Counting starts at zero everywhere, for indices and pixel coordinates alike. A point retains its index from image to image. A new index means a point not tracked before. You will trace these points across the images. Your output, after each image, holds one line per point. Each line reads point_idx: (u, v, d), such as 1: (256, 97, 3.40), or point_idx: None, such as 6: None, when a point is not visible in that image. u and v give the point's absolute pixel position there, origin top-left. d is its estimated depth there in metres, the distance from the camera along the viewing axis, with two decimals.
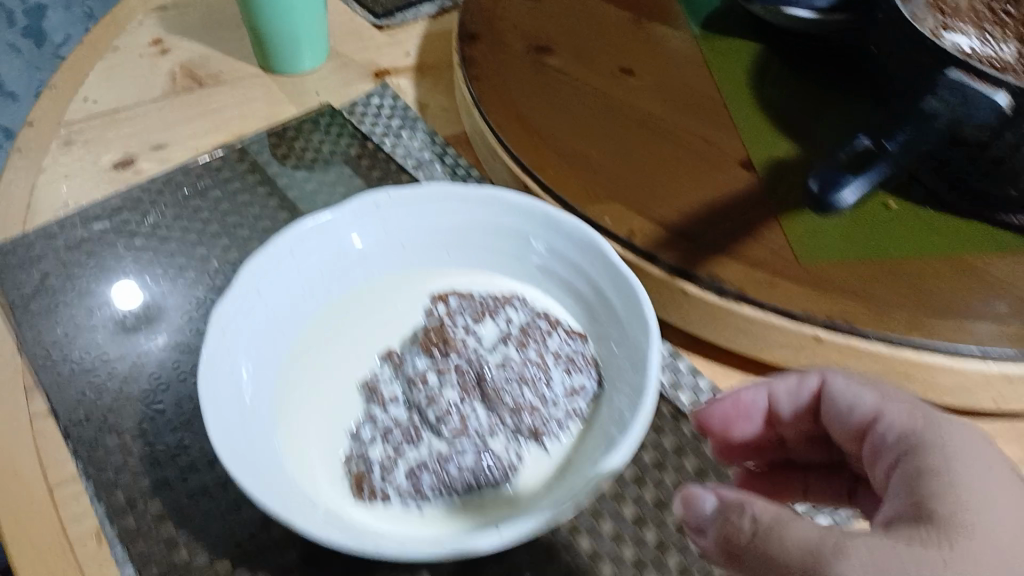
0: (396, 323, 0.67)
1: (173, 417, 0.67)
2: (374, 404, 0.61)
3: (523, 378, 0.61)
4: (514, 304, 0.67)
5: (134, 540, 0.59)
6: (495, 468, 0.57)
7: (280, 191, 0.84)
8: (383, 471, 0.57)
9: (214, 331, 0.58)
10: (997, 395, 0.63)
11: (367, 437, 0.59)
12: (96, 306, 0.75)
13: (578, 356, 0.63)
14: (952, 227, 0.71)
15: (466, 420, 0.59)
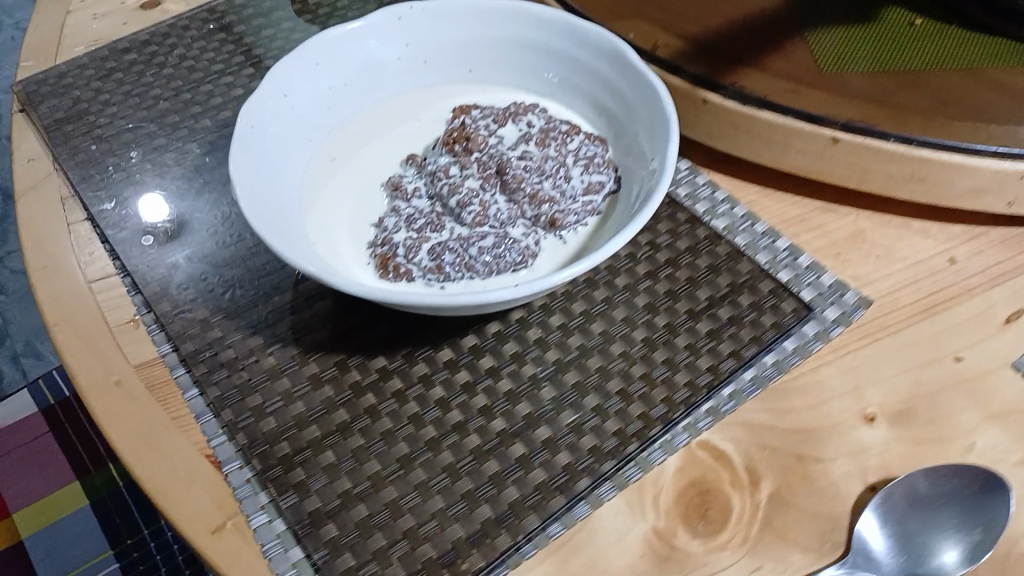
0: (414, 131, 0.67)
1: (204, 218, 0.68)
2: (396, 200, 0.61)
3: (544, 174, 0.59)
4: (535, 111, 0.65)
5: (171, 323, 0.60)
6: (512, 249, 0.57)
7: (304, 25, 0.85)
8: (406, 252, 0.57)
9: (243, 126, 0.59)
10: (1014, 197, 0.64)
11: (389, 225, 0.59)
12: (126, 121, 0.76)
13: (596, 158, 0.62)
14: (977, 41, 0.71)
15: (485, 205, 0.58)
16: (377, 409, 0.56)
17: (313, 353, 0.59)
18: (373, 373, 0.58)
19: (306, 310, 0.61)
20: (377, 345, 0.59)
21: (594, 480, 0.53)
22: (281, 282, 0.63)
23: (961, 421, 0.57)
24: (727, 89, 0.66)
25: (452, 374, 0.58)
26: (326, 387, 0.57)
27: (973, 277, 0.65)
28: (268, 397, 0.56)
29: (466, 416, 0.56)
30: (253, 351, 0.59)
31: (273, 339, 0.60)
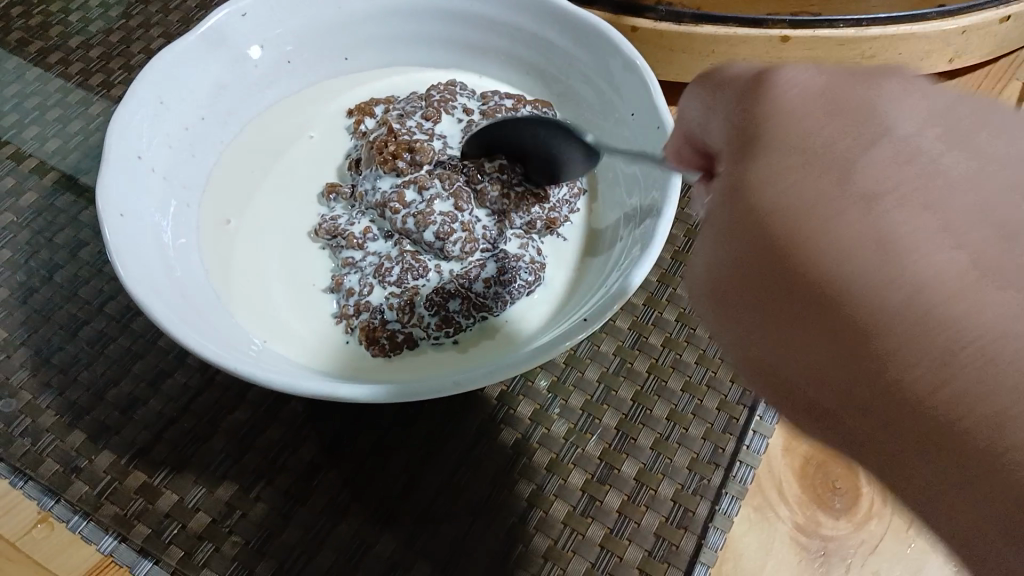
0: (313, 155, 0.54)
1: (68, 344, 0.49)
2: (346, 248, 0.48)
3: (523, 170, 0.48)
4: (457, 89, 0.54)
5: (100, 505, 0.44)
6: (524, 266, 0.46)
7: (70, 44, 0.63)
8: (398, 315, 0.45)
9: (110, 216, 0.42)
10: (956, 52, 0.60)
11: (356, 284, 0.47)
12: None
13: (557, 128, 0.52)
14: None
15: (460, 225, 0.46)
16: (429, 514, 0.43)
17: (311, 478, 0.44)
18: (400, 474, 0.45)
19: (273, 424, 0.46)
20: (388, 431, 0.46)
21: (713, 500, 0.44)
22: (220, 396, 0.47)
23: None
24: (656, 9, 0.58)
25: (495, 438, 0.46)
26: (353, 510, 0.43)
27: None
28: (281, 555, 0.42)
29: (536, 481, 0.45)
30: (232, 504, 0.44)
31: (250, 478, 0.44)
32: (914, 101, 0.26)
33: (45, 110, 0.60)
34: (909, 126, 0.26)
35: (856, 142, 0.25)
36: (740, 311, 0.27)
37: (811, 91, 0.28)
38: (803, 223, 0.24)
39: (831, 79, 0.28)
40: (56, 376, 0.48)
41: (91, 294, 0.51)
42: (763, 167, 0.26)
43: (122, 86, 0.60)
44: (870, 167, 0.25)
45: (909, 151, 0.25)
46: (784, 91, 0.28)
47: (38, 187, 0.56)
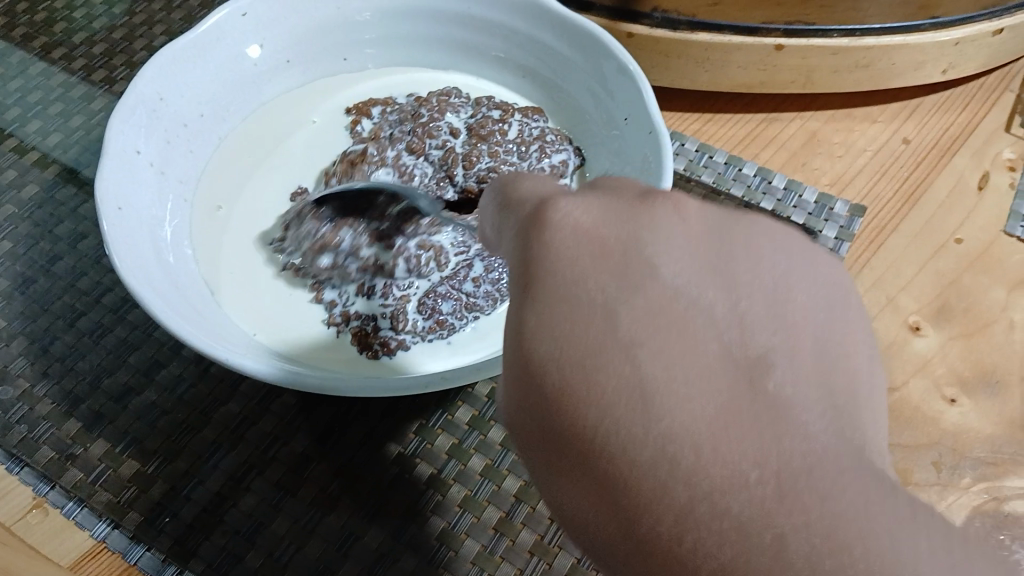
0: (310, 147, 0.54)
1: (65, 334, 0.50)
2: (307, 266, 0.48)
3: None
4: (451, 97, 0.55)
5: (93, 493, 0.44)
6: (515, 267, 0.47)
7: (74, 39, 0.64)
8: (392, 321, 0.45)
9: (109, 209, 0.43)
10: (950, 65, 0.61)
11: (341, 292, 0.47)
12: None
13: (547, 134, 0.53)
14: None
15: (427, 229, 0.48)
16: (417, 507, 0.44)
17: (303, 469, 0.45)
18: (391, 467, 0.45)
19: (266, 416, 0.47)
20: (379, 427, 0.47)
21: None
22: (214, 387, 0.48)
23: (990, 302, 0.54)
24: (653, 16, 0.58)
25: (484, 434, 0.47)
26: (343, 502, 0.44)
27: (932, 151, 0.61)
28: (271, 545, 0.43)
29: (524, 478, 0.45)
30: (223, 494, 0.44)
31: (242, 469, 0.45)
32: (678, 251, 0.25)
33: (48, 105, 0.60)
34: (677, 277, 0.24)
35: (627, 277, 0.24)
36: (549, 482, 0.25)
37: (587, 225, 0.26)
38: (584, 414, 0.23)
39: (601, 210, 0.26)
40: (52, 365, 0.49)
41: (90, 285, 0.52)
42: (553, 304, 0.25)
43: (124, 82, 0.61)
44: (655, 314, 0.23)
45: (693, 306, 0.23)
46: (558, 220, 0.26)
47: (41, 181, 0.56)
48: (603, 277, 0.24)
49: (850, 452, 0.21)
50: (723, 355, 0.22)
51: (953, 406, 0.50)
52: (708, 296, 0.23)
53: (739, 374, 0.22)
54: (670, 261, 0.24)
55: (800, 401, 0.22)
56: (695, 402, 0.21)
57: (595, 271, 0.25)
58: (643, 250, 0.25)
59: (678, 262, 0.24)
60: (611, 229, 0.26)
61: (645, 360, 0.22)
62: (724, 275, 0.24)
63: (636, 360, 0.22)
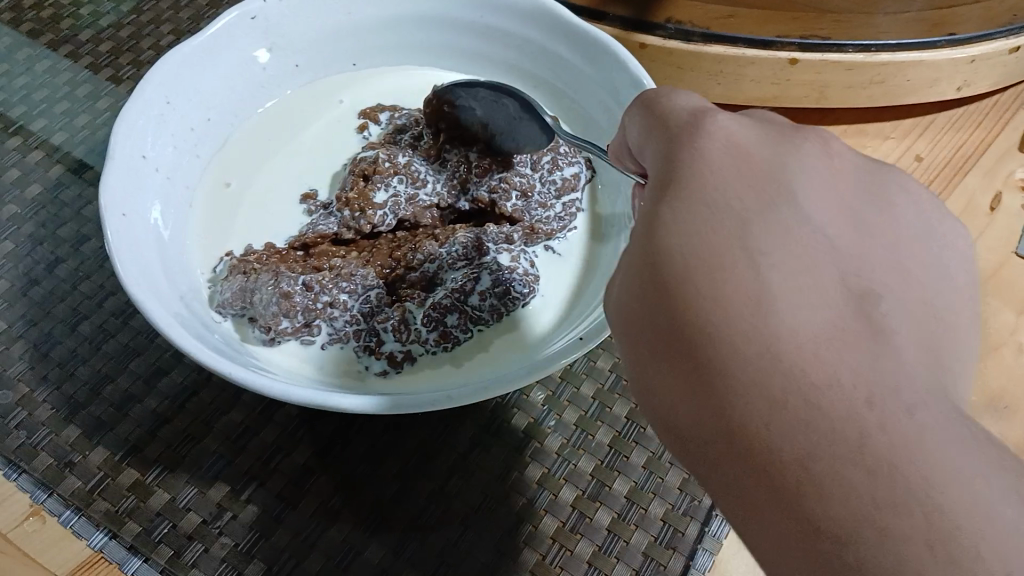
0: (313, 146, 0.53)
1: (65, 338, 0.49)
2: (236, 285, 0.44)
3: (526, 192, 0.50)
4: None
5: (92, 501, 0.44)
6: (522, 283, 0.47)
7: (80, 37, 0.63)
8: (395, 333, 0.44)
9: (112, 216, 0.43)
10: (965, 82, 0.61)
11: (266, 318, 0.43)
12: None
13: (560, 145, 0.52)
14: None
15: (445, 249, 0.47)
16: (420, 521, 0.44)
17: (303, 481, 0.45)
18: (392, 481, 0.45)
19: (267, 426, 0.46)
20: (379, 441, 0.46)
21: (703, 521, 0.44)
22: (215, 397, 0.47)
23: (999, 325, 0.53)
24: (665, 27, 0.58)
25: (488, 450, 0.46)
26: (344, 516, 0.43)
27: (944, 169, 0.61)
28: (271, 558, 0.42)
29: (528, 494, 0.45)
30: (223, 505, 0.44)
31: (243, 480, 0.44)
32: (819, 202, 0.30)
33: (53, 103, 0.60)
34: (824, 218, 0.30)
35: (727, 224, 0.29)
36: (656, 373, 0.29)
37: (737, 144, 0.31)
38: (741, 339, 0.26)
39: (758, 134, 0.32)
40: (52, 370, 0.48)
41: (91, 289, 0.51)
42: (676, 255, 0.28)
43: (130, 81, 0.61)
44: (779, 254, 0.28)
45: (821, 240, 0.29)
46: (708, 140, 0.31)
47: (43, 182, 0.56)
48: (743, 202, 0.29)
49: (914, 386, 0.25)
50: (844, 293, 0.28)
51: None
52: (830, 234, 0.29)
53: (854, 303, 0.27)
54: (777, 242, 0.28)
55: (886, 343, 0.26)
56: (812, 328, 0.26)
57: (737, 186, 0.30)
58: (794, 191, 0.30)
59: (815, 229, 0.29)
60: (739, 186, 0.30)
61: (771, 284, 0.27)
62: (865, 232, 0.29)
63: (769, 305, 0.27)
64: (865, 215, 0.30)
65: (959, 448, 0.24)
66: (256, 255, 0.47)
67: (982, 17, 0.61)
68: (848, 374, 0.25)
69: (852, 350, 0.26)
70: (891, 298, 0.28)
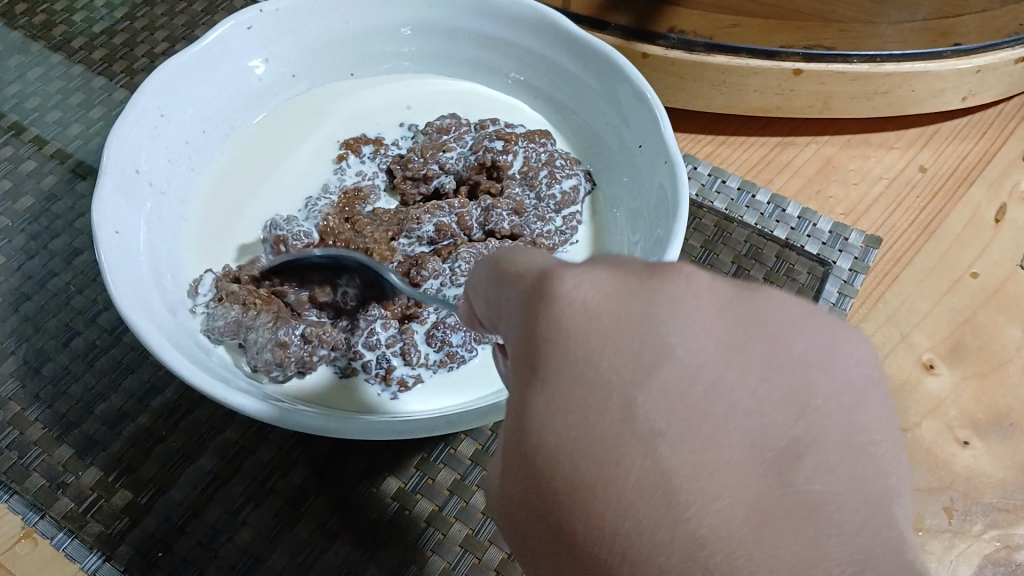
0: (310, 157, 0.53)
1: (58, 355, 0.49)
2: (233, 307, 0.43)
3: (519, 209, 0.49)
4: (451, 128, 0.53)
5: (84, 524, 0.43)
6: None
7: (73, 44, 0.62)
8: (403, 356, 0.44)
9: (106, 233, 0.42)
10: (970, 92, 0.60)
11: (258, 359, 0.42)
12: None
13: (555, 159, 0.52)
14: None
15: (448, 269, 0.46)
16: (420, 543, 0.43)
17: (300, 502, 0.44)
18: (391, 502, 0.44)
19: (263, 446, 0.45)
20: (378, 461, 0.45)
21: None
22: (209, 415, 0.46)
23: (1005, 341, 0.53)
24: (668, 36, 0.57)
25: (488, 469, 0.45)
26: (342, 537, 0.43)
27: (948, 180, 0.60)
28: None
29: None
30: (218, 527, 0.43)
31: (238, 501, 0.44)
32: (696, 332, 0.24)
33: (45, 112, 0.59)
34: (699, 366, 0.24)
35: (597, 418, 0.24)
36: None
37: (598, 297, 0.25)
38: (619, 557, 0.22)
39: (616, 283, 0.26)
40: (45, 388, 0.47)
41: (84, 304, 0.50)
42: (558, 461, 0.24)
43: (124, 90, 0.60)
44: (656, 387, 0.23)
45: (688, 374, 0.24)
46: (566, 299, 0.26)
47: (36, 194, 0.55)
48: (620, 362, 0.24)
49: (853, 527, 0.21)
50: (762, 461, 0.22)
51: (966, 448, 0.49)
52: (730, 391, 0.23)
53: (769, 465, 0.22)
54: (674, 394, 0.23)
55: (819, 498, 0.21)
56: (729, 527, 0.21)
57: (610, 358, 0.24)
58: (664, 338, 0.24)
59: (692, 368, 0.24)
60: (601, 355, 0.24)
61: (666, 465, 0.22)
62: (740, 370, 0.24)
63: (656, 483, 0.22)
64: (738, 346, 0.24)
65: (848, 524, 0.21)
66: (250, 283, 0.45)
67: (988, 25, 0.60)
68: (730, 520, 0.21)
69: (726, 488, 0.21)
70: (837, 418, 0.23)
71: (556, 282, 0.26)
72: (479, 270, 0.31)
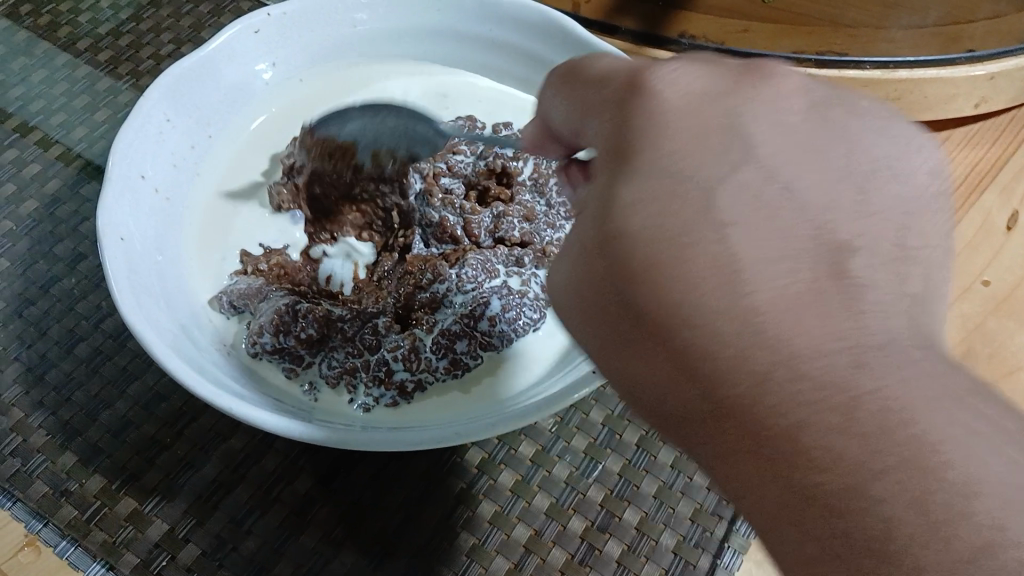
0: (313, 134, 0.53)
1: (63, 360, 0.48)
2: (266, 300, 0.45)
3: (529, 216, 0.49)
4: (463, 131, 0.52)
5: (88, 532, 0.43)
6: (533, 307, 0.46)
7: (79, 46, 0.62)
8: (406, 363, 0.43)
9: (110, 239, 0.42)
10: (982, 98, 0.59)
11: (275, 338, 0.43)
12: None
13: None
14: None
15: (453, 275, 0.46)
16: (425, 553, 0.42)
17: (305, 511, 0.43)
18: (396, 512, 0.43)
19: (268, 454, 0.45)
20: (383, 471, 0.44)
21: (715, 553, 0.42)
22: (214, 423, 0.46)
23: (1017, 349, 0.52)
24: (679, 42, 0.56)
25: (494, 478, 0.45)
26: (347, 548, 0.42)
27: (960, 187, 0.59)
28: None
29: (535, 526, 0.43)
30: (223, 536, 0.42)
31: (243, 510, 0.43)
32: (774, 123, 0.27)
33: (50, 114, 0.59)
34: (781, 167, 0.26)
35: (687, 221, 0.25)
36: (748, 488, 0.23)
37: (694, 93, 0.28)
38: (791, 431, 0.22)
39: (707, 86, 0.28)
40: (48, 394, 0.47)
41: (89, 309, 0.50)
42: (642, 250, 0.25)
43: (129, 93, 0.60)
44: (786, 170, 0.26)
45: (791, 194, 0.26)
46: (665, 92, 0.28)
47: (42, 198, 0.55)
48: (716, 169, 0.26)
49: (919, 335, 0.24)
50: (810, 236, 0.25)
51: None
52: (825, 194, 0.26)
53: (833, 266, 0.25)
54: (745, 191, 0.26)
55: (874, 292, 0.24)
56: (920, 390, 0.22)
57: (699, 151, 0.27)
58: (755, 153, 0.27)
59: (767, 177, 0.26)
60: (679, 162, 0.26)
61: (735, 248, 0.24)
62: (818, 155, 0.27)
63: (739, 277, 0.24)
64: (830, 150, 0.27)
65: (950, 397, 0.22)
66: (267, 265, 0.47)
67: (1000, 31, 0.59)
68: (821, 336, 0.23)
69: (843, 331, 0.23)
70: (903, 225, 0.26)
71: (660, 81, 0.29)
72: (556, 80, 0.35)
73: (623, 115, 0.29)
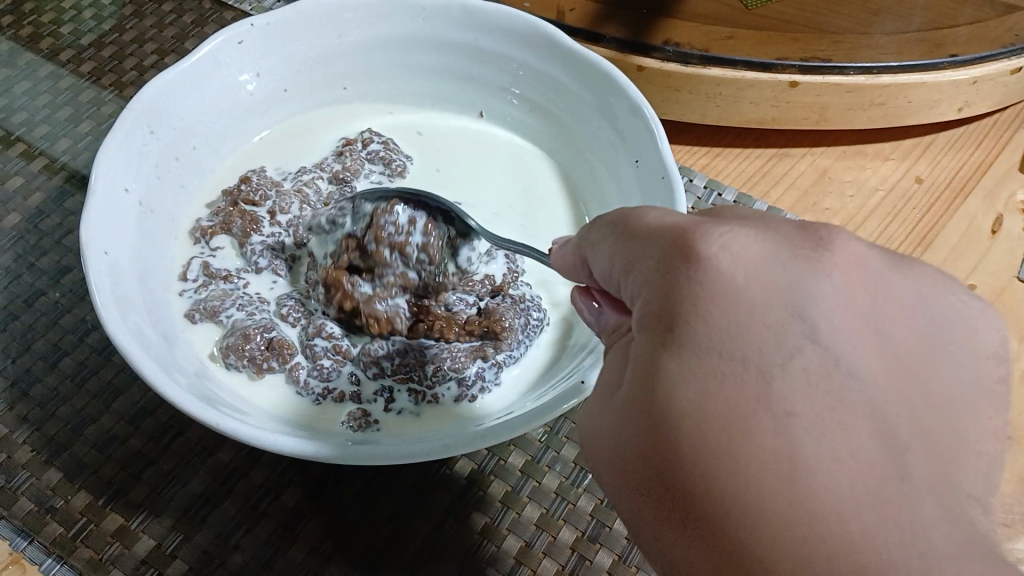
0: (290, 140, 0.56)
1: (47, 376, 0.48)
2: (235, 310, 0.46)
3: (439, 288, 0.46)
4: (374, 149, 0.54)
5: (74, 549, 0.42)
6: (528, 333, 0.46)
7: (62, 56, 0.62)
8: (386, 401, 0.44)
9: (95, 254, 0.41)
10: (965, 103, 0.60)
11: (252, 359, 0.43)
12: None
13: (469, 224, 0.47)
14: None
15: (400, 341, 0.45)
16: (415, 566, 0.42)
17: (294, 525, 0.43)
18: (385, 525, 0.43)
19: (256, 467, 0.45)
20: (370, 484, 0.44)
21: None
22: (200, 438, 0.46)
23: None
24: (663, 49, 0.57)
25: (485, 489, 0.45)
26: (336, 561, 0.42)
27: (945, 191, 0.59)
28: None
29: (525, 537, 0.43)
30: (212, 551, 0.42)
31: (231, 524, 0.43)
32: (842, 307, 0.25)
33: (33, 126, 0.58)
34: (844, 353, 0.24)
35: (825, 380, 0.24)
36: None
37: (753, 266, 0.26)
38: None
39: (771, 252, 0.26)
40: (32, 410, 0.47)
41: (74, 323, 0.50)
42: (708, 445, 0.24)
43: (112, 104, 0.59)
44: (813, 423, 0.23)
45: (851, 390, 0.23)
46: (717, 258, 0.26)
47: (23, 211, 0.54)
48: (773, 320, 0.25)
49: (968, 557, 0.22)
50: (868, 448, 0.23)
51: None
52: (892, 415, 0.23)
53: (887, 449, 0.23)
54: (816, 321, 0.25)
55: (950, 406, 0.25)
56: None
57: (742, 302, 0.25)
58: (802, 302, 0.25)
59: (828, 331, 0.24)
60: (839, 313, 0.25)
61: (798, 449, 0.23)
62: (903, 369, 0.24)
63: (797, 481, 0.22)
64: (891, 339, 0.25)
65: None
66: (213, 284, 0.47)
67: (983, 36, 0.60)
68: (842, 487, 0.22)
69: (843, 465, 0.22)
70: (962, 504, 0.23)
71: (721, 263, 0.26)
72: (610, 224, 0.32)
73: (672, 281, 0.27)
